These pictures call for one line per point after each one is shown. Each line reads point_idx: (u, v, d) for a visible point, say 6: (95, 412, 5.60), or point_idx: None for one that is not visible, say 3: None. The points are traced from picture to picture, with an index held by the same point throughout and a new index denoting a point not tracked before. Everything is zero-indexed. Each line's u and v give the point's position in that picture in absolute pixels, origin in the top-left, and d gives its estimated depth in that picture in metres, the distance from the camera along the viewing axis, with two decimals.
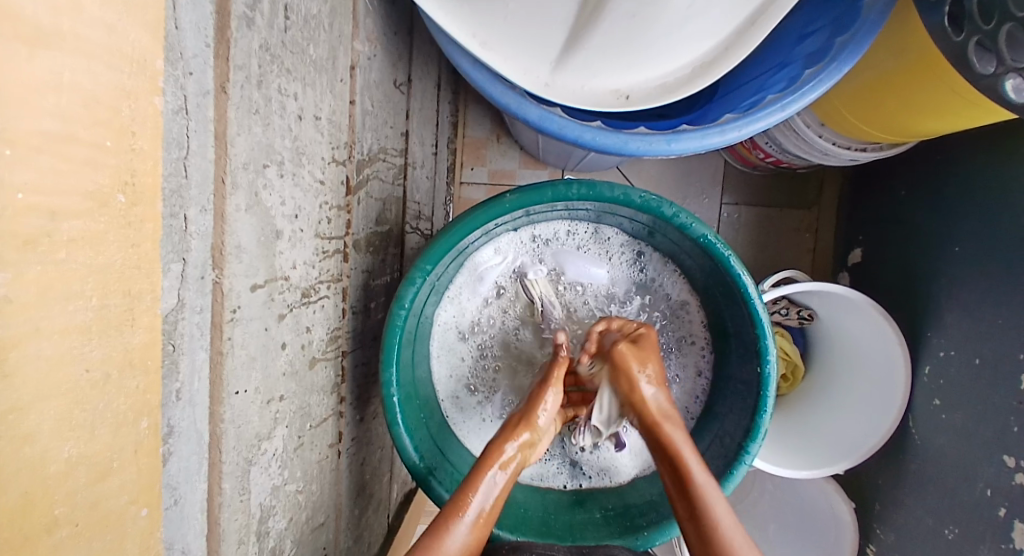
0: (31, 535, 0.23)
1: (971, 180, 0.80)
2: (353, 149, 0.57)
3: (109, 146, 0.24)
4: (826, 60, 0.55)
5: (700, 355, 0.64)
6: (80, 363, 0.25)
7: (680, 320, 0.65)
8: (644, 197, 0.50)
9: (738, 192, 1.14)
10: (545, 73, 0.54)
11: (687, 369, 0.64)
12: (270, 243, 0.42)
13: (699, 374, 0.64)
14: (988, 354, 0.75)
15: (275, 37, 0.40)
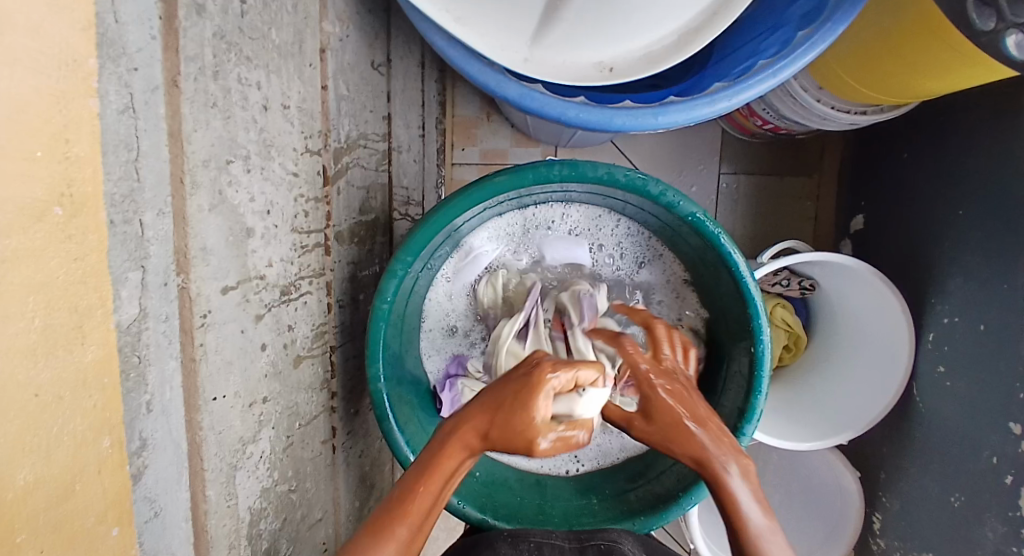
0: None
1: (977, 141, 0.77)
2: (328, 137, 0.55)
3: (38, 156, 0.23)
4: (820, 21, 0.51)
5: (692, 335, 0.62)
6: (27, 387, 0.23)
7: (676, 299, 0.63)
8: (629, 175, 0.48)
9: (736, 161, 1.11)
10: (523, 47, 0.51)
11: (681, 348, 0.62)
12: (241, 242, 0.41)
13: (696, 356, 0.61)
14: (993, 321, 0.74)
15: (231, 23, 0.38)
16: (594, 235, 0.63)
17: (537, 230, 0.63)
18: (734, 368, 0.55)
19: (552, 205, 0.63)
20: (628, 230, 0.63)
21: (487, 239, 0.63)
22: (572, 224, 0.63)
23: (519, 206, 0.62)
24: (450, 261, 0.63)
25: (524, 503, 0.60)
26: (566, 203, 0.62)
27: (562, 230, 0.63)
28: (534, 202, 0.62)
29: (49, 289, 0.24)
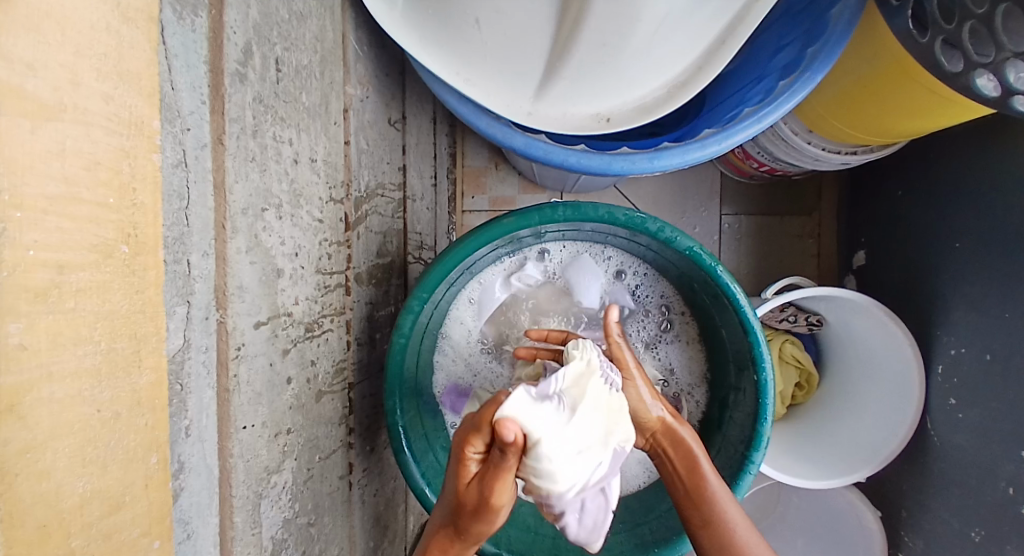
0: None
1: (969, 176, 0.80)
2: (350, 187, 0.60)
3: (111, 203, 0.26)
4: (800, 70, 0.56)
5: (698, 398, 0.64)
6: (88, 406, 0.25)
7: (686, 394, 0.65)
8: (628, 214, 0.52)
9: (736, 203, 1.15)
10: (527, 102, 0.56)
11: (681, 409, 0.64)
12: (272, 282, 0.44)
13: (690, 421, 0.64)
14: (999, 352, 0.75)
15: (268, 89, 0.43)
16: (653, 301, 0.65)
17: (624, 271, 0.65)
18: (739, 396, 0.57)
19: (646, 268, 0.65)
20: (654, 294, 0.65)
21: (576, 250, 0.65)
22: (642, 282, 0.65)
23: (583, 240, 0.64)
24: (475, 285, 0.65)
25: (539, 537, 0.63)
26: (650, 269, 0.65)
27: (632, 283, 0.65)
28: (613, 244, 0.64)
29: (124, 324, 0.27)
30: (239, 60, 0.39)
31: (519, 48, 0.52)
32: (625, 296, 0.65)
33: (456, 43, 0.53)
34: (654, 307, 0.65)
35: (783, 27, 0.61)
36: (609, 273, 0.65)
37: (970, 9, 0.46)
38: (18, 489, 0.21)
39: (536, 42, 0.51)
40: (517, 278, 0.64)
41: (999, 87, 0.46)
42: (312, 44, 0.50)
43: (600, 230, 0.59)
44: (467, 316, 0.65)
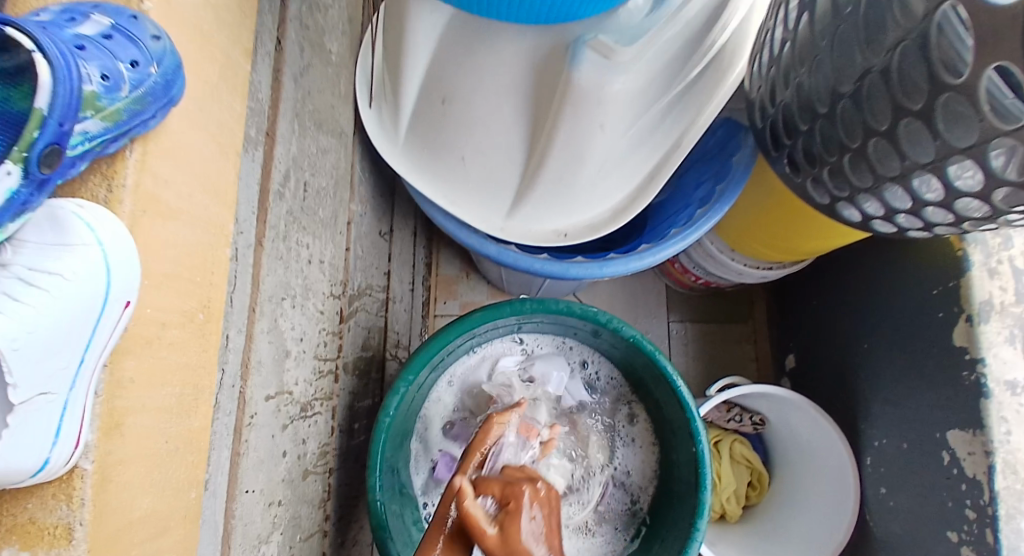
0: None
1: (865, 287, 0.96)
2: (346, 286, 0.69)
3: (199, 281, 0.35)
4: (713, 201, 0.72)
5: (651, 474, 0.71)
6: (161, 440, 0.31)
7: (639, 469, 0.72)
8: (583, 307, 0.63)
9: (682, 312, 1.29)
10: (500, 220, 0.69)
11: (634, 482, 0.72)
12: (281, 361, 0.51)
13: (644, 496, 0.71)
14: (912, 439, 0.85)
15: (297, 204, 0.54)
16: (606, 387, 0.75)
17: (583, 360, 0.75)
18: (684, 470, 0.64)
19: (601, 358, 0.75)
20: (609, 379, 0.75)
21: (542, 340, 0.74)
22: (598, 370, 0.75)
23: (547, 333, 0.74)
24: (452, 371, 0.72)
25: None
26: (603, 359, 0.75)
27: (589, 371, 0.75)
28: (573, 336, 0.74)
29: (191, 375, 0.34)
30: (280, 183, 0.50)
31: (494, 178, 0.66)
32: (580, 382, 0.74)
33: (445, 175, 0.67)
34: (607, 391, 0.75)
35: (699, 169, 0.78)
36: (569, 362, 0.75)
37: (825, 157, 0.57)
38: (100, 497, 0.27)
39: (507, 174, 0.65)
40: (489, 365, 0.73)
41: (859, 214, 0.60)
42: (330, 171, 0.63)
43: (562, 322, 0.69)
44: (443, 398, 0.72)
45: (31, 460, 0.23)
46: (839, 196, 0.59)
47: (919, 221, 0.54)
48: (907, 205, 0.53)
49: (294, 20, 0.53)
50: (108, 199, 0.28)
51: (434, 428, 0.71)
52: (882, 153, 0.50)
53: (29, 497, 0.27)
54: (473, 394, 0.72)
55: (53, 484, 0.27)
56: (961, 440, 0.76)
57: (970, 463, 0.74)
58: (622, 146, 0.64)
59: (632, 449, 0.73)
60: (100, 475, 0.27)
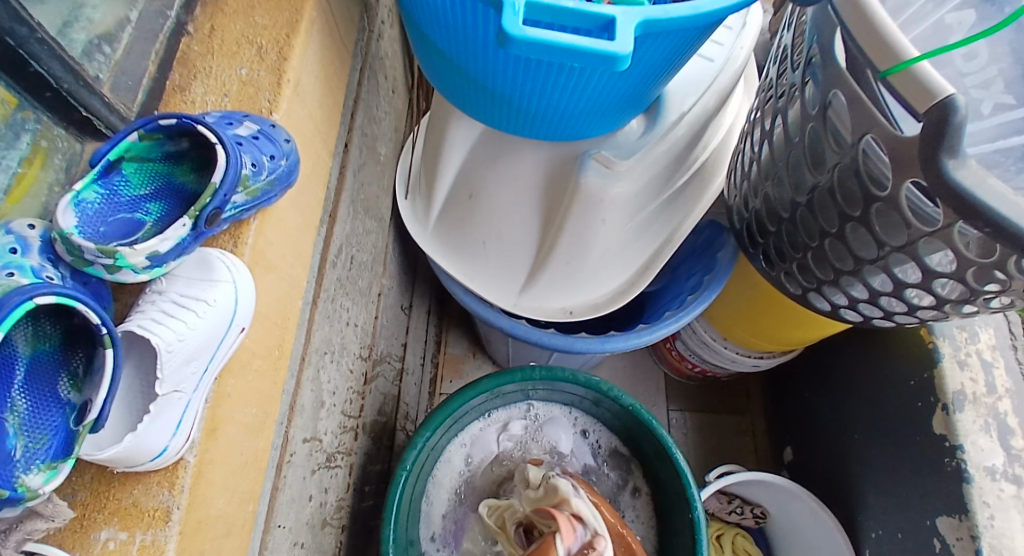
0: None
1: (848, 378, 1.02)
2: (371, 351, 0.76)
3: (278, 324, 0.43)
4: (702, 289, 0.81)
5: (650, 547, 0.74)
6: (238, 452, 0.37)
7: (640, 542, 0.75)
8: (586, 376, 0.72)
9: (679, 399, 1.34)
10: (514, 296, 0.77)
11: None
12: (317, 409, 0.57)
13: None
14: (906, 528, 0.87)
15: (344, 273, 0.63)
16: (609, 457, 0.79)
17: (586, 430, 0.80)
18: (681, 537, 0.68)
19: (603, 429, 0.80)
20: (610, 450, 0.79)
21: (548, 409, 0.80)
22: (601, 440, 0.79)
23: (553, 402, 0.80)
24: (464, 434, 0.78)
25: None
26: (605, 430, 0.79)
27: (593, 440, 0.79)
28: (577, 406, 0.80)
29: (265, 400, 0.41)
30: (335, 254, 0.59)
31: (510, 259, 0.76)
32: (584, 451, 0.79)
33: (467, 257, 0.77)
34: (609, 461, 0.78)
35: (688, 261, 0.88)
36: (574, 431, 0.80)
37: (795, 253, 0.67)
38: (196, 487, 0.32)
39: (522, 257, 0.75)
40: (498, 429, 0.79)
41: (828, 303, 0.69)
42: (370, 249, 0.73)
43: (568, 392, 0.76)
44: (454, 459, 0.77)
45: (157, 443, 0.29)
46: (809, 288, 0.69)
47: (879, 310, 0.63)
48: (865, 295, 0.62)
49: (358, 130, 0.66)
50: (233, 250, 0.38)
51: (444, 488, 0.76)
52: (838, 252, 0.60)
53: (135, 484, 0.32)
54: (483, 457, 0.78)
55: (159, 473, 0.32)
56: (949, 526, 0.78)
57: (959, 548, 0.76)
58: (621, 240, 0.75)
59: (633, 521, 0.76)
60: (199, 470, 0.33)
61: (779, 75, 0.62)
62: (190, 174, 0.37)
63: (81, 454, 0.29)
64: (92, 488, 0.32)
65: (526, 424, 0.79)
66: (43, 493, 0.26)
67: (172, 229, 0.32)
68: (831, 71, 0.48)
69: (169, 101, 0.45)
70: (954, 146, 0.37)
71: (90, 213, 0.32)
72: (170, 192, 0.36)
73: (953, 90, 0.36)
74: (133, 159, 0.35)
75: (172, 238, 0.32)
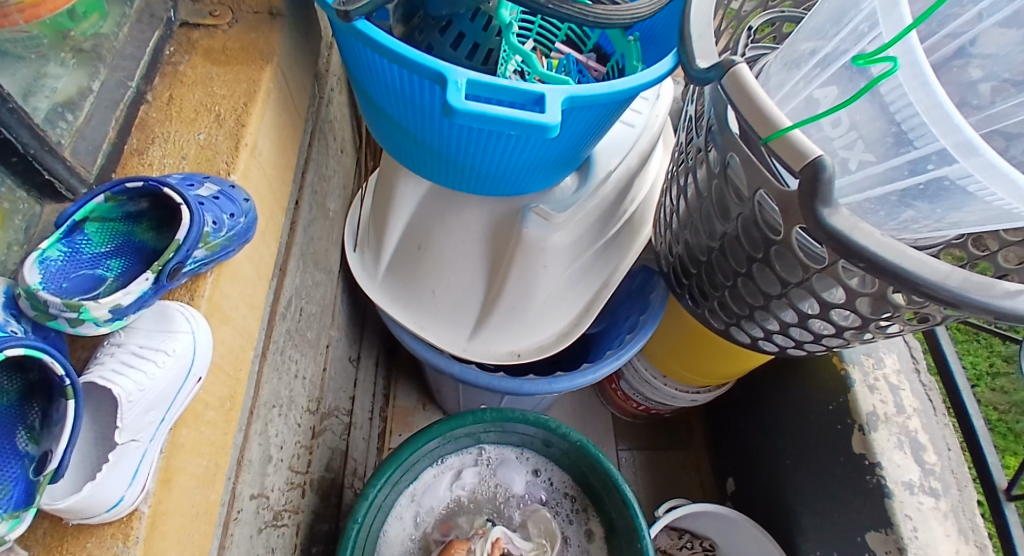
0: None
1: (776, 406, 1.10)
2: (319, 404, 0.76)
3: (230, 373, 0.44)
4: (639, 328, 0.88)
5: None
6: (191, 503, 0.38)
7: None
8: (535, 415, 0.75)
9: (626, 438, 1.38)
10: (463, 341, 0.80)
11: None
12: (264, 463, 0.57)
13: None
14: (839, 545, 0.93)
15: (293, 325, 0.64)
16: (562, 496, 0.81)
17: (539, 469, 0.82)
18: None
19: (555, 468, 0.82)
20: (563, 489, 0.81)
21: (501, 451, 0.82)
22: (554, 479, 0.81)
23: (505, 444, 0.82)
24: (418, 481, 0.79)
25: None
26: (557, 469, 0.82)
27: (545, 480, 0.81)
28: (529, 447, 0.82)
29: (216, 451, 0.41)
30: (285, 307, 0.61)
31: (460, 306, 0.79)
32: (538, 491, 0.81)
33: (416, 306, 0.80)
34: (562, 500, 0.81)
35: (624, 303, 0.95)
36: (527, 471, 0.82)
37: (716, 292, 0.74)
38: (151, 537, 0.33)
39: (470, 303, 0.79)
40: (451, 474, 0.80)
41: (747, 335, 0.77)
42: (319, 301, 0.74)
43: (518, 433, 0.78)
44: (408, 508, 0.78)
45: (114, 493, 0.30)
46: (730, 323, 0.76)
47: (790, 339, 0.71)
48: (777, 326, 0.70)
49: (308, 188, 0.69)
50: (190, 303, 0.40)
51: (399, 539, 0.76)
52: (750, 290, 0.68)
53: (88, 537, 0.32)
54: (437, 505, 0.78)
55: (113, 525, 0.32)
56: (878, 540, 0.85)
57: None
58: (562, 284, 0.80)
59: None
60: (153, 519, 0.33)
61: (688, 139, 0.72)
62: (149, 232, 0.39)
63: (40, 504, 0.29)
64: (47, 543, 0.31)
65: (480, 467, 0.81)
66: (4, 541, 0.26)
67: (136, 282, 0.33)
68: (727, 137, 0.57)
69: (127, 164, 0.48)
70: (825, 196, 0.42)
71: (53, 270, 0.34)
72: (129, 249, 0.38)
73: (820, 151, 0.41)
74: (96, 220, 0.37)
75: (135, 291, 0.33)
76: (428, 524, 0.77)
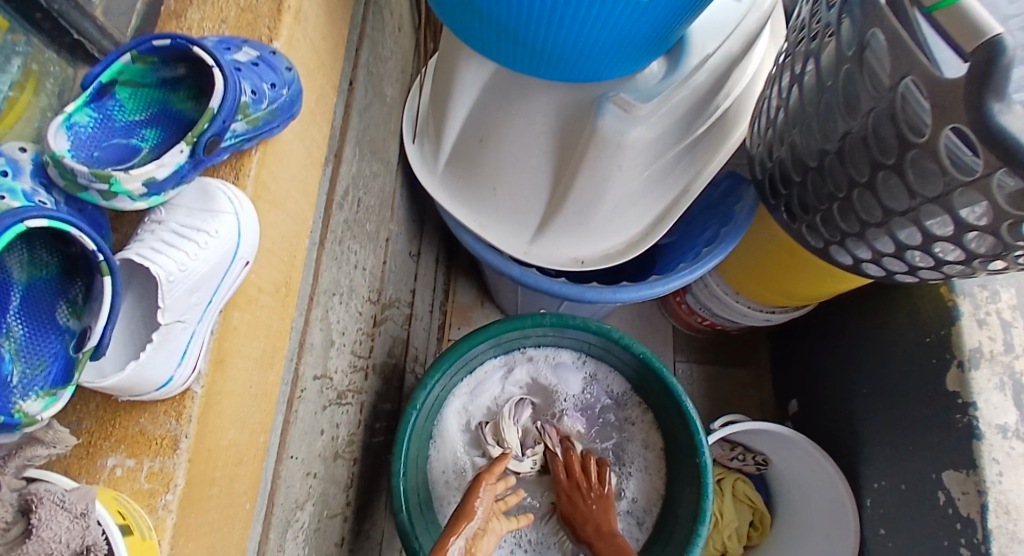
0: (202, 479, 0.32)
1: (860, 334, 1.00)
2: (380, 295, 0.76)
3: (284, 259, 0.42)
4: (719, 241, 0.79)
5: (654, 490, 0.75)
6: (249, 382, 0.38)
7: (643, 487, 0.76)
8: (598, 324, 0.73)
9: (687, 351, 1.34)
10: (525, 244, 0.76)
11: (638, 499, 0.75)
12: (326, 348, 0.58)
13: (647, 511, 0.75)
14: (910, 480, 0.87)
15: (352, 215, 0.62)
16: (620, 403, 0.79)
17: (597, 375, 0.80)
18: (688, 480, 0.70)
19: (614, 376, 0.80)
20: (620, 396, 0.79)
21: (559, 355, 0.80)
22: (612, 386, 0.80)
23: (563, 349, 0.80)
24: (474, 378, 0.78)
25: None
26: (616, 377, 0.80)
27: (603, 386, 0.80)
28: (588, 353, 0.80)
29: (274, 335, 0.41)
30: (342, 195, 0.58)
31: (524, 206, 0.74)
32: (594, 397, 0.80)
33: (477, 202, 0.76)
34: (619, 406, 0.79)
35: (704, 212, 0.86)
36: (584, 376, 0.80)
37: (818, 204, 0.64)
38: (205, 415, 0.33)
39: (534, 204, 0.73)
40: (507, 373, 0.80)
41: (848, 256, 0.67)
42: (378, 191, 0.71)
43: (578, 339, 0.76)
44: (462, 402, 0.78)
45: (161, 373, 0.30)
46: (831, 241, 0.66)
47: (903, 265, 0.61)
48: (891, 249, 0.60)
49: (363, 68, 0.63)
50: (236, 182, 0.37)
51: (454, 431, 0.77)
52: (865, 203, 0.58)
53: (141, 413, 0.32)
54: (493, 402, 0.79)
55: (166, 403, 0.32)
56: (955, 481, 0.79)
57: (964, 502, 0.77)
58: (636, 189, 0.72)
59: (641, 470, 0.77)
60: (206, 398, 0.33)
61: (813, 13, 0.58)
62: (187, 100, 0.37)
63: (82, 381, 0.30)
64: (98, 416, 0.32)
65: (536, 369, 0.80)
66: (42, 419, 0.28)
67: (170, 154, 0.31)
68: (874, 9, 0.45)
69: (167, 28, 0.44)
70: None
71: (84, 137, 0.33)
72: (166, 118, 0.36)
73: None
74: (127, 83, 0.35)
75: (170, 165, 0.31)
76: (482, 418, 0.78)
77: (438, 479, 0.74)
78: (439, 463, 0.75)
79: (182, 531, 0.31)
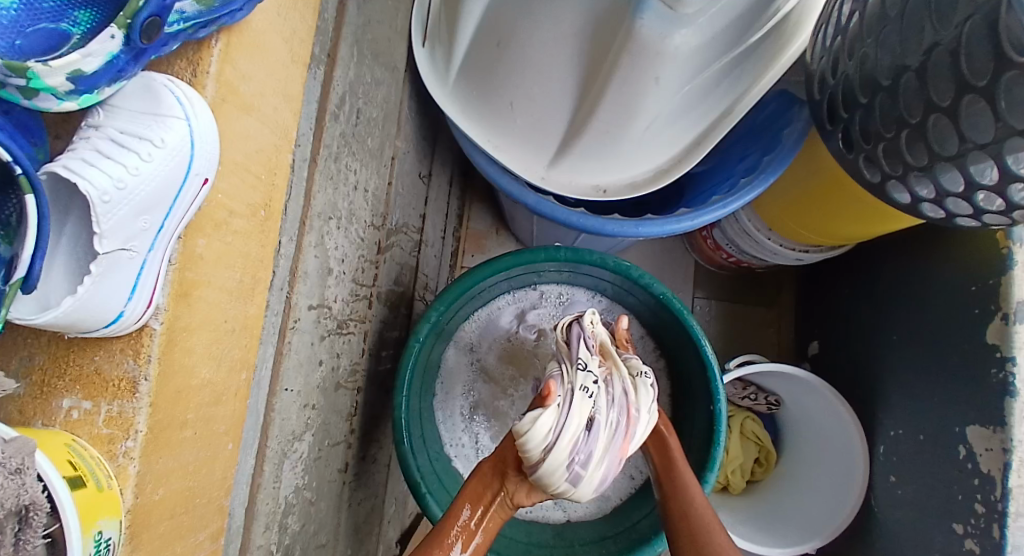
0: (170, 423, 0.29)
1: (898, 279, 0.93)
2: (386, 219, 0.71)
3: (261, 178, 0.37)
4: (757, 172, 0.71)
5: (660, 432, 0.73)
6: (224, 317, 0.34)
7: None
8: (617, 261, 0.68)
9: (708, 288, 1.28)
10: (541, 168, 0.69)
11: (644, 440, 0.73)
12: (324, 276, 0.54)
13: None
14: (929, 433, 0.83)
15: (350, 129, 0.55)
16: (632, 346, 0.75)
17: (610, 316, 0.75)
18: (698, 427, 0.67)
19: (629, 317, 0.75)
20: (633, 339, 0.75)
21: (571, 292, 0.76)
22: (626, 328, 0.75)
23: (576, 287, 0.75)
24: (483, 313, 0.75)
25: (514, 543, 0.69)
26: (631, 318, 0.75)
27: None
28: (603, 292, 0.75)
29: (253, 264, 0.37)
30: (337, 104, 0.51)
31: (542, 125, 0.66)
32: None
33: (491, 119, 0.68)
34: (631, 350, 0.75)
35: (745, 139, 0.77)
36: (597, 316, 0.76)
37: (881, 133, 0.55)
38: (170, 355, 0.29)
39: (553, 124, 0.65)
40: (517, 309, 0.75)
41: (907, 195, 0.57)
42: (381, 103, 0.64)
43: (593, 276, 0.71)
44: (470, 337, 0.75)
45: (110, 306, 0.26)
46: (890, 175, 0.56)
47: (969, 206, 0.51)
48: (961, 188, 0.50)
49: None
50: (194, 81, 0.31)
51: (458, 365, 0.75)
52: (940, 131, 0.48)
53: (97, 350, 0.29)
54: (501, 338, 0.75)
55: (122, 340, 0.28)
56: (978, 436, 0.74)
57: (986, 459, 0.73)
58: (671, 108, 0.64)
59: None
60: (169, 336, 0.29)
61: None
62: None
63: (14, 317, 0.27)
64: (52, 352, 0.29)
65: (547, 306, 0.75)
66: None
67: (99, 42, 0.25)
68: None
69: None
70: None
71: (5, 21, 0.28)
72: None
73: None
74: None
75: (99, 55, 0.25)
76: (489, 354, 0.75)
77: (442, 411, 0.73)
78: (443, 397, 0.73)
79: (149, 478, 0.28)
